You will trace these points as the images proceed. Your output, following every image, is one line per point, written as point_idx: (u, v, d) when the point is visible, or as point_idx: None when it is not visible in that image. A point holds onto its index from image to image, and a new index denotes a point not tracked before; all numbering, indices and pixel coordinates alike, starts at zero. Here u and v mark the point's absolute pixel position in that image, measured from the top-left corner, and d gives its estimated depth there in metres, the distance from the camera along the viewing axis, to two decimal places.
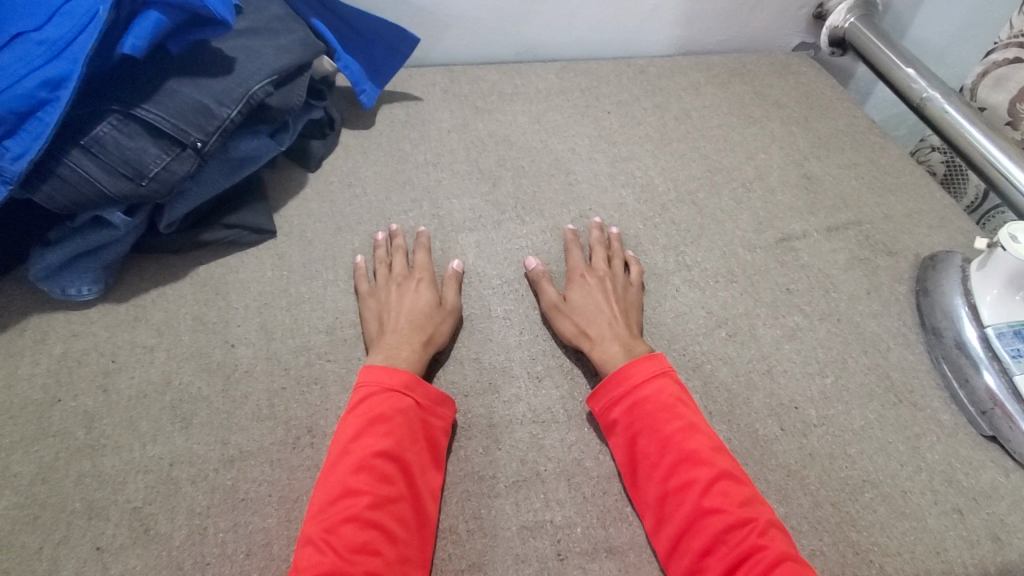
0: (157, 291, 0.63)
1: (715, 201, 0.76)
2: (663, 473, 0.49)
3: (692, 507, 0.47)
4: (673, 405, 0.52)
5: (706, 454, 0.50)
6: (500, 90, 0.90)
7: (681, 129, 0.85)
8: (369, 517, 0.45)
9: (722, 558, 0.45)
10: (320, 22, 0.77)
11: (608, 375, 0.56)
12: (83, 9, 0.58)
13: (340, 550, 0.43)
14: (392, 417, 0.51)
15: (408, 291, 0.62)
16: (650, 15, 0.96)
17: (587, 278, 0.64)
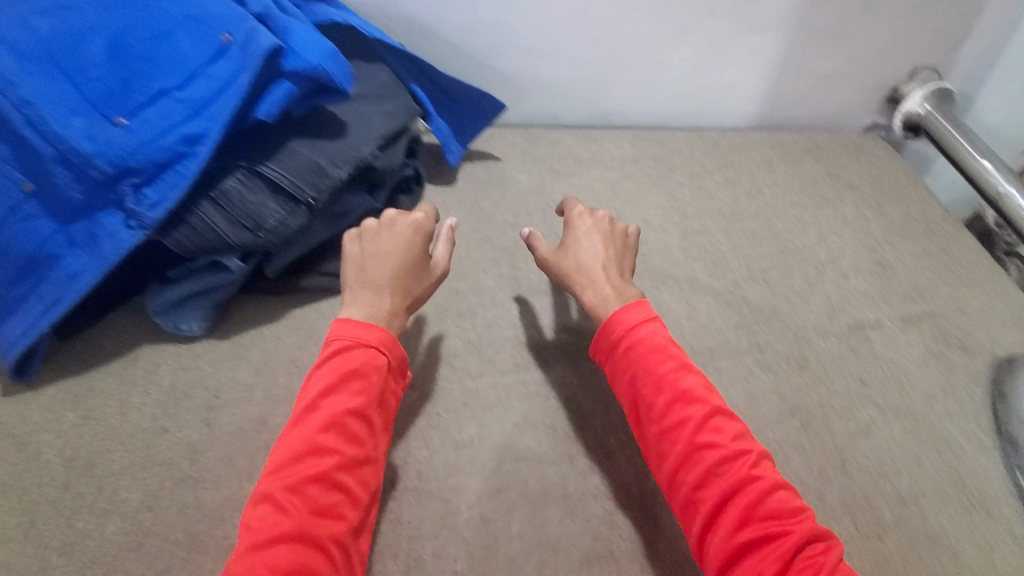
0: (257, 331, 0.68)
1: (787, 282, 0.78)
2: (659, 412, 0.54)
3: (684, 443, 0.52)
4: (664, 347, 0.58)
5: (697, 393, 0.55)
6: (576, 154, 0.94)
7: (753, 205, 0.88)
8: (338, 479, 0.49)
9: (713, 488, 0.50)
10: (419, 89, 0.82)
11: (605, 320, 0.60)
12: (223, 72, 0.63)
13: (304, 510, 0.47)
14: (368, 376, 0.54)
15: (395, 246, 0.62)
16: (723, 91, 1.00)
17: (585, 227, 0.68)
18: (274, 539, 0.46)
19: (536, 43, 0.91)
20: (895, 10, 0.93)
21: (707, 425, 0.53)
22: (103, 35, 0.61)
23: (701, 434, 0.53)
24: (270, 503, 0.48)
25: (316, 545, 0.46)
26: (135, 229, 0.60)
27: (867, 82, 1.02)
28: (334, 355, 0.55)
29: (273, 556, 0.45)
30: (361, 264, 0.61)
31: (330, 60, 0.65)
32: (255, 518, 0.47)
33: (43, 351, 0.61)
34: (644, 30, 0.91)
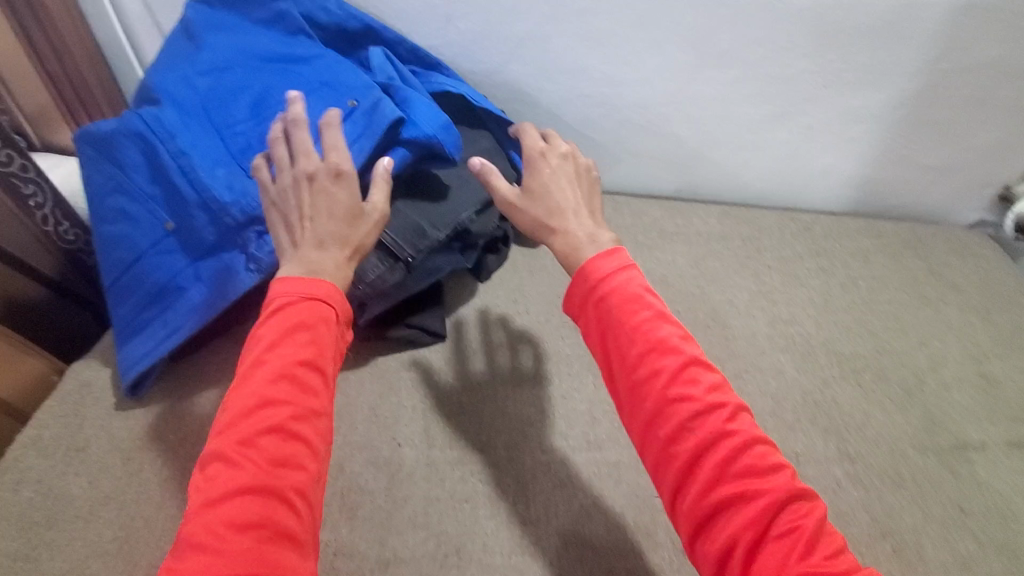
0: (342, 375, 0.71)
1: (885, 387, 0.75)
2: (631, 364, 0.50)
3: (657, 398, 0.48)
4: (640, 293, 0.53)
5: (672, 342, 0.50)
6: (661, 227, 0.93)
7: (846, 298, 0.84)
8: (292, 429, 0.48)
9: (687, 445, 0.47)
10: (517, 155, 0.85)
11: (580, 267, 0.56)
12: (349, 137, 0.69)
13: (261, 462, 0.46)
14: (314, 327, 0.53)
15: (323, 195, 0.59)
16: (819, 175, 0.98)
17: (542, 160, 0.64)
18: (228, 495, 0.44)
19: (631, 116, 0.94)
20: (1015, 111, 0.89)
21: (681, 379, 0.48)
22: (251, 97, 0.70)
23: (675, 387, 0.48)
24: (221, 460, 0.46)
25: (278, 497, 0.45)
26: (254, 273, 0.65)
27: (977, 179, 0.97)
28: (279, 310, 0.53)
29: (230, 510, 0.44)
30: (292, 224, 0.59)
31: (444, 131, 0.70)
32: (205, 477, 0.45)
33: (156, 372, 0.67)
34: (742, 112, 0.91)
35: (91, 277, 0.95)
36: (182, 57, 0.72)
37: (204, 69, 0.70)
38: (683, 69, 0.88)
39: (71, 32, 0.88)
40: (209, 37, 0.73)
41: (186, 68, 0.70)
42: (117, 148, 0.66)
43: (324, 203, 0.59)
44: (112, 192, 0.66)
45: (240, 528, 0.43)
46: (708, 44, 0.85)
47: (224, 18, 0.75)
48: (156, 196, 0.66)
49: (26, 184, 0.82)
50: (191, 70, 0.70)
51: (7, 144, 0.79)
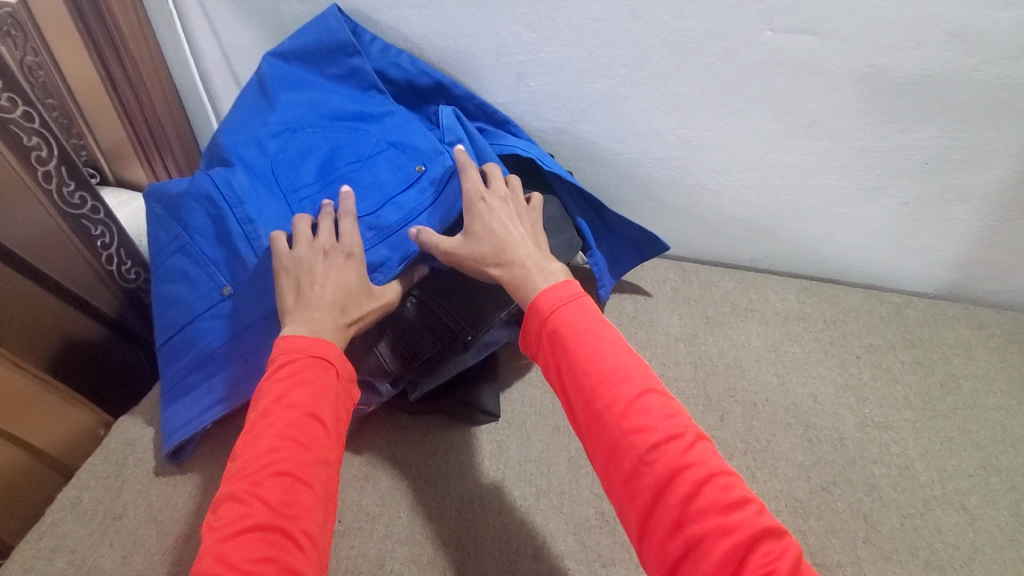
0: (388, 453, 0.67)
1: (995, 515, 0.65)
2: (585, 396, 0.48)
3: (611, 431, 0.46)
4: (591, 322, 0.52)
5: (624, 371, 0.48)
6: (734, 301, 0.86)
7: (946, 401, 0.75)
8: (297, 473, 0.47)
9: (645, 481, 0.44)
10: (584, 223, 0.82)
11: (531, 300, 0.55)
12: (412, 205, 0.68)
13: (269, 504, 0.45)
14: (321, 374, 0.52)
15: (336, 268, 0.60)
16: (913, 253, 0.89)
17: (484, 202, 0.64)
18: (237, 532, 0.44)
19: (706, 182, 0.88)
20: None
21: (633, 410, 0.46)
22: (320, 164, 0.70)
23: (628, 419, 0.46)
24: (233, 500, 0.45)
25: (285, 538, 0.44)
26: None
27: None
28: (281, 363, 0.52)
29: (237, 549, 0.43)
30: (299, 286, 0.58)
31: None
32: (216, 517, 0.45)
33: (197, 439, 0.65)
34: (830, 184, 0.84)
35: (145, 314, 0.95)
36: (256, 115, 0.72)
37: (277, 133, 0.71)
38: (767, 137, 0.82)
39: (152, 77, 0.89)
40: (283, 97, 0.73)
41: (259, 130, 0.70)
42: (185, 210, 0.66)
43: (334, 278, 0.60)
44: (179, 254, 0.67)
45: (247, 566, 0.42)
46: (796, 112, 0.78)
47: (299, 73, 0.75)
48: (220, 260, 0.66)
49: (95, 225, 0.83)
50: (264, 133, 0.70)
51: (82, 187, 0.80)
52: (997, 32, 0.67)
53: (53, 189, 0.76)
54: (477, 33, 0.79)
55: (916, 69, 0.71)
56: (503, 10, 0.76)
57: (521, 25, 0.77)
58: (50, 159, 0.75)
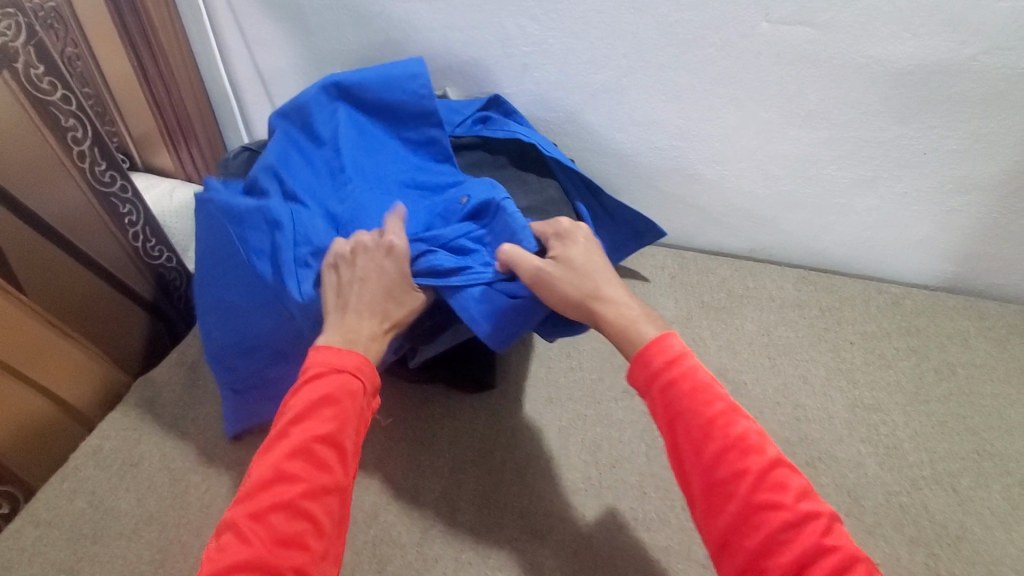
0: (387, 416, 0.70)
1: (983, 497, 0.65)
2: (708, 463, 0.48)
3: (739, 501, 0.46)
4: (710, 385, 0.51)
5: (754, 442, 0.48)
6: (730, 287, 0.88)
7: (940, 386, 0.75)
8: (299, 507, 0.49)
9: (775, 562, 0.44)
10: (583, 206, 0.83)
11: (642, 350, 0.54)
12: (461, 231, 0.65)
13: (267, 539, 0.47)
14: (341, 400, 0.54)
15: (375, 263, 0.61)
16: (912, 245, 0.89)
17: (576, 235, 0.63)
18: (233, 567, 0.46)
19: (705, 172, 0.90)
20: None
21: (763, 482, 0.46)
22: (369, 193, 0.69)
23: (758, 492, 0.46)
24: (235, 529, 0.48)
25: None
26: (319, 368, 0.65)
27: None
28: (307, 379, 0.54)
29: None
30: (342, 288, 0.60)
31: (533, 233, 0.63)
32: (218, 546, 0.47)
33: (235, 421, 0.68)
34: (829, 174, 0.86)
35: (181, 300, 1.01)
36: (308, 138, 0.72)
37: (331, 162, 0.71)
38: (764, 127, 0.84)
39: (180, 69, 0.96)
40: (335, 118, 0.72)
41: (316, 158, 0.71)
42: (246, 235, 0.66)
43: (372, 274, 0.60)
44: (234, 277, 0.67)
45: None
46: (794, 102, 0.80)
47: (354, 107, 0.74)
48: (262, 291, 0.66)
49: (123, 204, 0.88)
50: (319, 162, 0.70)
51: (112, 167, 0.86)
52: (992, 22, 0.68)
53: (87, 168, 0.83)
54: (485, 26, 0.83)
55: (912, 59, 0.73)
56: (509, 3, 0.80)
57: (526, 18, 0.81)
58: (84, 140, 0.81)
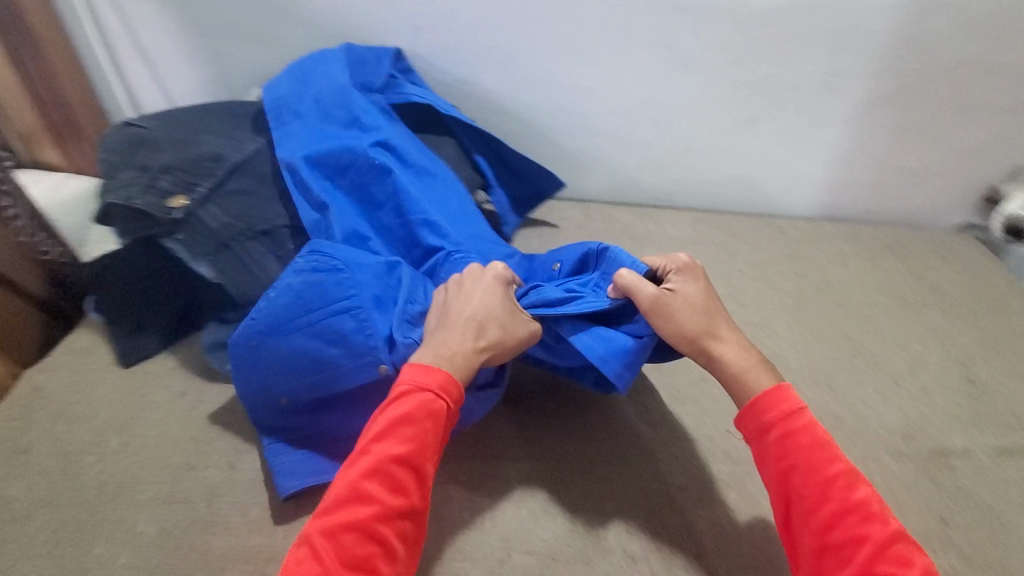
0: None
1: (858, 390, 0.69)
2: (823, 522, 0.49)
3: (856, 567, 0.47)
4: (830, 446, 0.53)
5: (877, 511, 0.49)
6: (633, 232, 0.92)
7: (820, 301, 0.81)
8: (372, 530, 0.48)
9: None
10: (482, 159, 0.88)
11: (759, 400, 0.56)
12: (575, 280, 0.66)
13: (339, 561, 0.47)
14: (420, 421, 0.53)
15: (489, 290, 0.61)
16: (794, 180, 0.96)
17: (693, 274, 0.63)
18: None
19: (601, 125, 0.94)
20: (992, 108, 0.87)
21: (885, 551, 0.47)
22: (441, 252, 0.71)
23: (877, 560, 0.47)
24: (309, 546, 0.48)
25: None
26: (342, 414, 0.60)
27: (961, 180, 0.94)
28: (393, 399, 0.54)
29: None
30: (445, 308, 0.60)
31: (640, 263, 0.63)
32: (293, 560, 0.47)
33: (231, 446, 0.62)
34: (712, 118, 0.91)
35: None
36: (365, 182, 0.74)
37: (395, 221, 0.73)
38: (647, 75, 0.88)
39: None
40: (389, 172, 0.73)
41: (388, 204, 0.74)
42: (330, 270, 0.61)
43: (479, 297, 0.60)
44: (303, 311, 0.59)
45: None
46: (669, 49, 0.85)
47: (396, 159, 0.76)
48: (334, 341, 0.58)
49: None
50: (389, 206, 0.74)
51: None
52: None
53: None
54: None
55: (767, 1, 0.80)
56: None
57: None
58: None
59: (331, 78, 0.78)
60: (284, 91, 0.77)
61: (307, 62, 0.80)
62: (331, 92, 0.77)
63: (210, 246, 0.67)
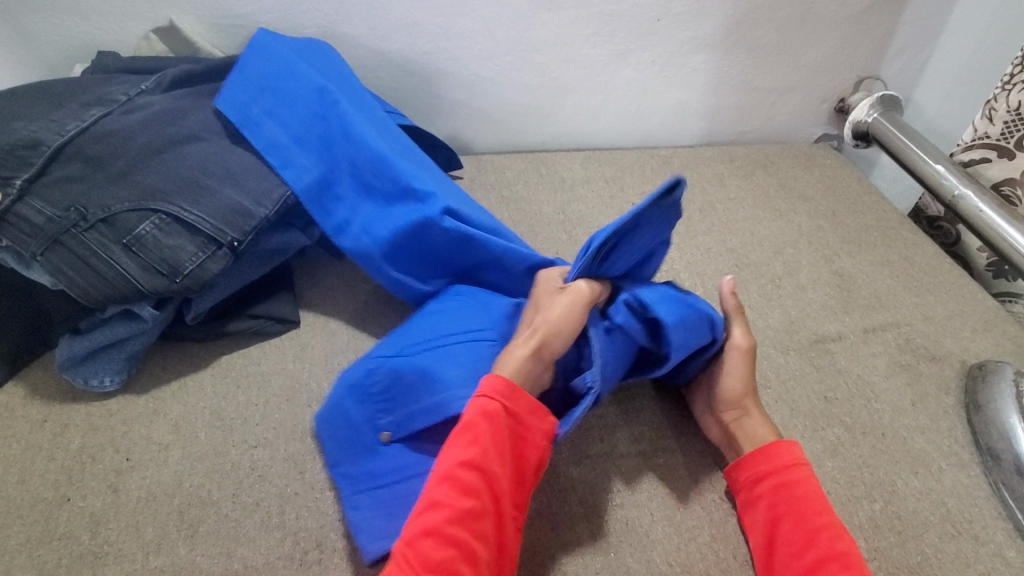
0: (178, 384, 0.63)
1: (745, 297, 0.74)
2: (805, 566, 0.48)
3: None
4: (822, 497, 0.51)
5: (857, 560, 0.48)
6: (526, 178, 0.91)
7: (706, 221, 0.85)
8: (447, 533, 0.45)
9: None
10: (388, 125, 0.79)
11: (759, 449, 0.54)
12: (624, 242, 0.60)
13: (417, 566, 0.44)
14: (478, 424, 0.49)
15: (539, 296, 0.59)
16: (672, 110, 0.99)
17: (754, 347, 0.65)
18: None
19: (479, 70, 0.90)
20: (835, 22, 0.93)
21: None
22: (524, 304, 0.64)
23: None
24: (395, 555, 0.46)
25: None
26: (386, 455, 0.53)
27: (814, 94, 1.01)
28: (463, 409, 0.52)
29: None
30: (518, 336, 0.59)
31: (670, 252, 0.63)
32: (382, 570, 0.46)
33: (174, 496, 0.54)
34: (587, 53, 0.90)
35: None
36: (443, 253, 0.65)
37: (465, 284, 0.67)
38: (518, 14, 0.85)
39: None
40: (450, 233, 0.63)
41: (485, 261, 0.65)
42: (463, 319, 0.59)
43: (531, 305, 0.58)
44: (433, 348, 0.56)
45: None
46: None
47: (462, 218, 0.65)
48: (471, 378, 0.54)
49: None
50: (489, 266, 0.66)
51: None
52: None
53: None
54: None
55: None
56: None
57: None
58: None
59: (358, 146, 0.66)
60: (313, 171, 0.66)
61: (316, 124, 0.68)
62: (365, 164, 0.66)
63: (38, 245, 0.57)
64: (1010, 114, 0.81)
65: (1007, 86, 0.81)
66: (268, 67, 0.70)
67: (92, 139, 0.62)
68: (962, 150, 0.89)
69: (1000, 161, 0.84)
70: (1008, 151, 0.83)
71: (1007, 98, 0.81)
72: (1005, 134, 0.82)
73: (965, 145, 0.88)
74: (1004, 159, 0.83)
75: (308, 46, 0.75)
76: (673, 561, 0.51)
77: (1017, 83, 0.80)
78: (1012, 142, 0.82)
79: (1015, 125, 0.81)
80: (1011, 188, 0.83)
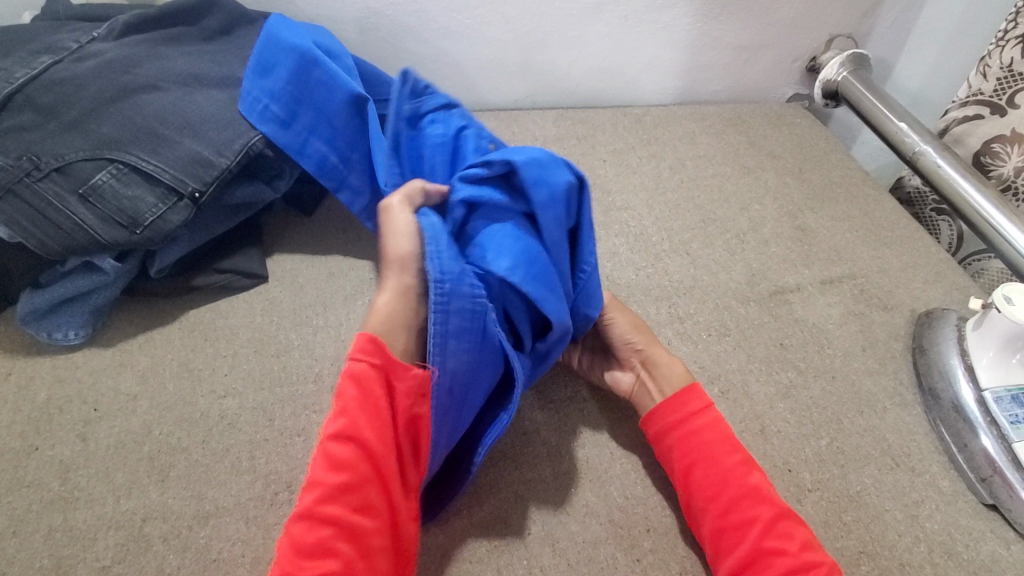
0: (145, 337, 0.63)
1: (709, 251, 0.76)
2: (721, 507, 0.49)
3: (750, 546, 0.47)
4: (729, 437, 0.53)
5: (767, 492, 0.50)
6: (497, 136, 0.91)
7: (675, 178, 0.86)
8: (318, 514, 0.41)
9: None
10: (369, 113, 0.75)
11: (665, 402, 0.55)
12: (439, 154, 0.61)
13: (291, 553, 0.41)
14: (345, 393, 0.46)
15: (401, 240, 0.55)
16: (645, 67, 0.99)
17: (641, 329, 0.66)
18: None
19: (448, 24, 0.88)
20: None
21: (775, 526, 0.48)
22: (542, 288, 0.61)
23: (766, 536, 0.47)
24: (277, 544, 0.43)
25: None
26: None
27: (786, 52, 1.02)
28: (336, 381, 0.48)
29: None
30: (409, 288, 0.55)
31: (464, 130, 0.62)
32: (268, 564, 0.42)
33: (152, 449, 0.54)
34: (561, 7, 0.88)
35: None
36: None
37: None
38: None
39: None
40: None
41: None
42: None
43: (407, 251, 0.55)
44: None
45: None
46: None
47: None
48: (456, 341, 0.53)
49: None
50: None
51: None
52: None
53: None
54: None
55: None
56: None
57: None
58: None
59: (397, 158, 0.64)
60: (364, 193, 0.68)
61: (359, 141, 0.68)
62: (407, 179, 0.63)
63: None
64: (1003, 71, 0.79)
65: (1000, 42, 0.78)
66: (296, 70, 0.67)
67: (43, 87, 0.60)
68: (955, 108, 0.86)
69: (991, 119, 0.81)
70: (1001, 108, 0.80)
71: (1001, 55, 0.78)
72: (997, 90, 0.80)
73: (959, 102, 0.86)
74: (996, 117, 0.81)
75: (321, 40, 0.72)
76: (630, 495, 0.54)
77: (1011, 40, 0.77)
78: (1005, 99, 0.79)
79: (1009, 80, 0.78)
80: (1000, 144, 0.81)
